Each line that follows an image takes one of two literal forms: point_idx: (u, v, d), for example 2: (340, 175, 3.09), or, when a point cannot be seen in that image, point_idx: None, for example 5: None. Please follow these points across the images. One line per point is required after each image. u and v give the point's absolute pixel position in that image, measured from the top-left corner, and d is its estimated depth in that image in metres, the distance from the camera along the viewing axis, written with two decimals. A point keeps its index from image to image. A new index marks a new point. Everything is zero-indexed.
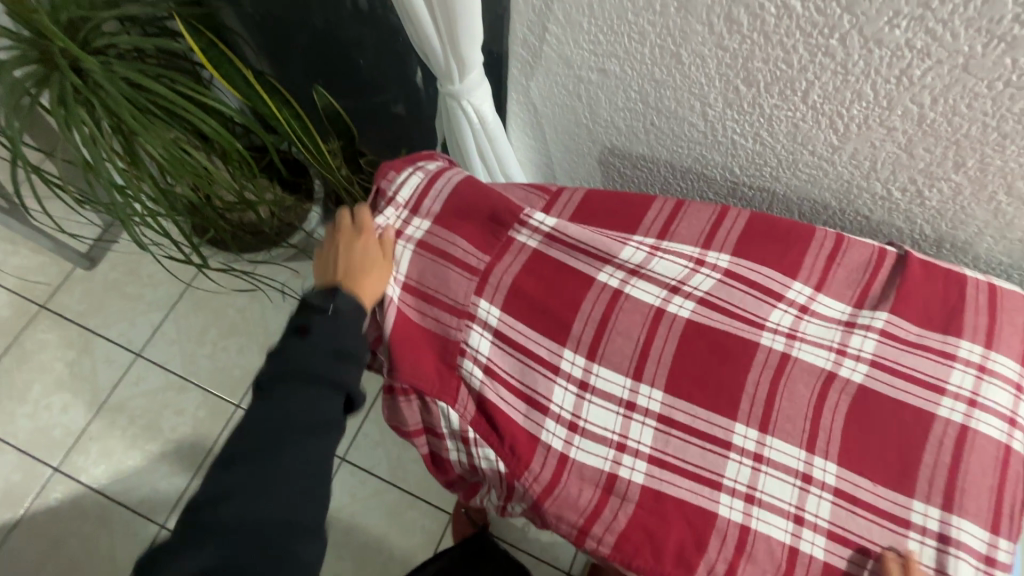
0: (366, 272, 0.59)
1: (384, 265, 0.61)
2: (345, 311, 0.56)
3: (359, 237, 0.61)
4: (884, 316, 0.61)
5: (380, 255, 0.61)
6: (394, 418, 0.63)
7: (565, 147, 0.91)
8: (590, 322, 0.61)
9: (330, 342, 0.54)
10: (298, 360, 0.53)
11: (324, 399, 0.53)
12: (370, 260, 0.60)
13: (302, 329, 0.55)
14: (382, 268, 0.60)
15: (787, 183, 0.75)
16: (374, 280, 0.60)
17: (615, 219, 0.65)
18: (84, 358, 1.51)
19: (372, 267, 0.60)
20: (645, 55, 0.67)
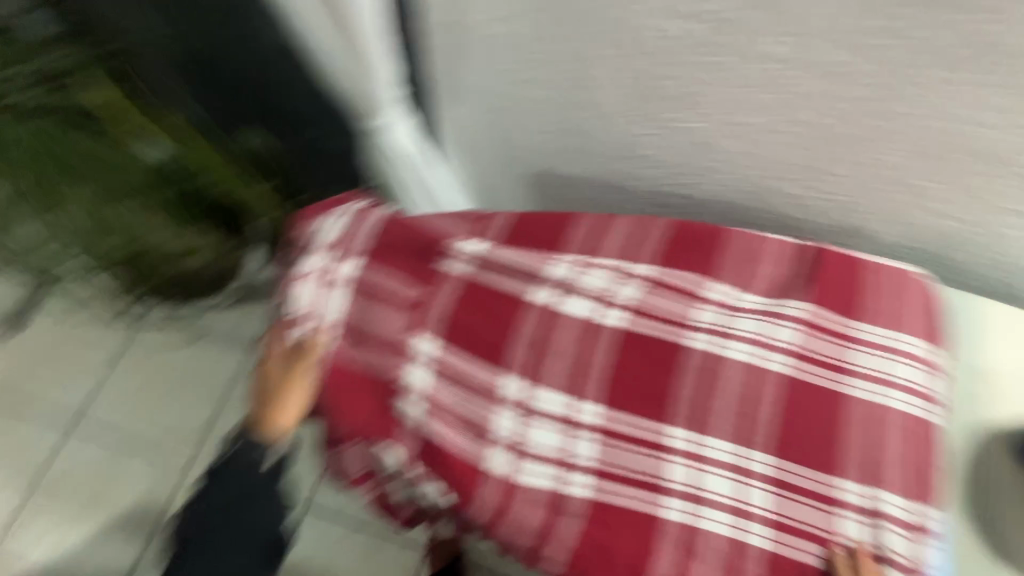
0: (279, 402, 0.64)
1: (295, 389, 0.64)
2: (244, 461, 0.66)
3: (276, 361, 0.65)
4: (802, 306, 0.65)
5: (291, 380, 0.63)
6: (341, 466, 0.65)
7: (499, 172, 0.94)
8: (528, 345, 0.62)
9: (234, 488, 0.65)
10: (217, 503, 0.66)
11: (244, 533, 0.66)
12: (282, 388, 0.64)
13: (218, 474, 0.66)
14: (293, 394, 0.64)
15: (707, 189, 0.80)
16: (289, 405, 0.64)
17: (544, 238, 0.67)
18: (16, 431, 1.41)
19: (284, 395, 0.64)
20: (562, 79, 0.71)
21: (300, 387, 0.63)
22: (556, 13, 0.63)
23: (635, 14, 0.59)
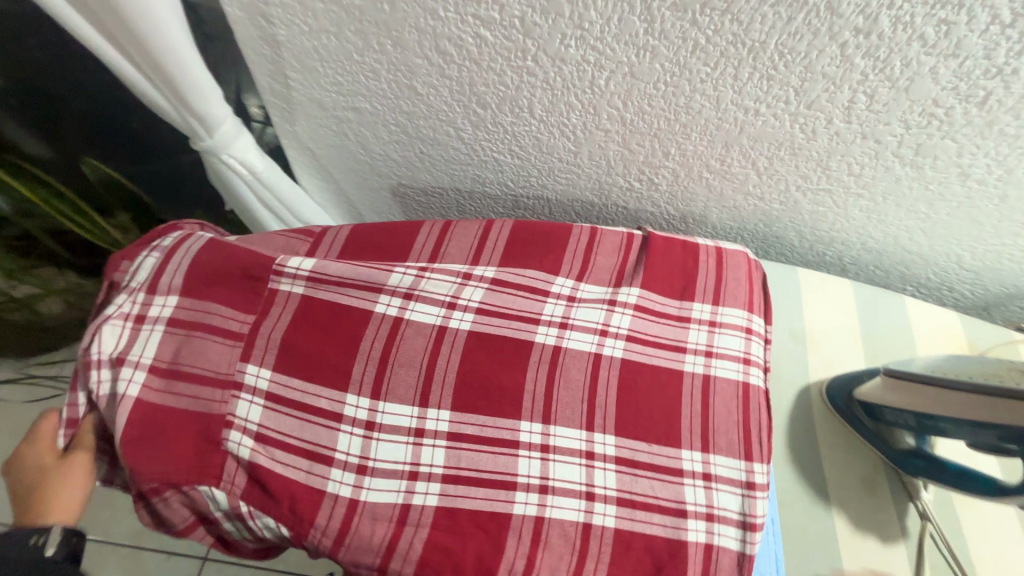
0: (49, 497, 0.56)
1: (71, 473, 0.58)
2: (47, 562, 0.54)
3: (40, 455, 0.59)
4: (636, 292, 0.70)
5: (64, 466, 0.58)
6: (160, 519, 0.58)
7: (357, 185, 0.92)
8: (371, 360, 0.61)
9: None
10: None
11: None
12: (54, 480, 0.57)
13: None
14: (69, 479, 0.58)
15: (554, 189, 0.83)
16: (60, 498, 0.57)
17: (385, 249, 0.67)
18: None
19: (56, 485, 0.57)
20: (386, 90, 0.70)
21: (77, 469, 0.58)
22: (361, 25, 0.61)
23: (435, 25, 0.59)
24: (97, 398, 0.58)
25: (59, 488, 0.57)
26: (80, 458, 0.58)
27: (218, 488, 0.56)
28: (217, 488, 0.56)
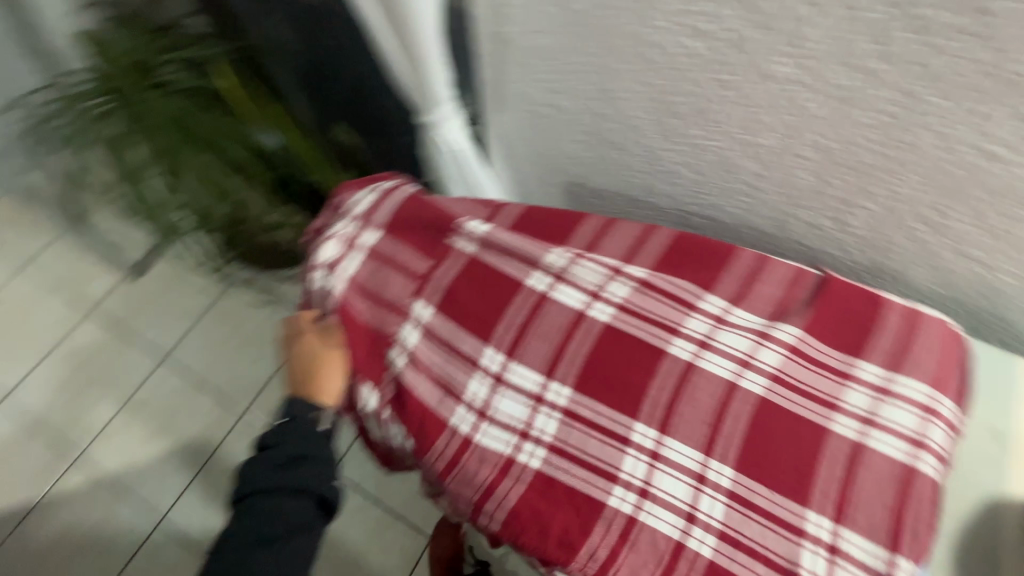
0: (317, 382, 0.66)
1: (333, 367, 0.67)
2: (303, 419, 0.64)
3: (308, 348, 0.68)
4: (794, 331, 0.65)
5: (327, 361, 0.67)
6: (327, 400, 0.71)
7: (536, 179, 1.00)
8: (513, 325, 0.67)
9: (290, 451, 0.61)
10: (265, 479, 0.60)
11: (298, 507, 0.59)
12: (321, 371, 0.66)
13: (267, 446, 0.62)
14: (332, 372, 0.67)
15: (729, 212, 0.80)
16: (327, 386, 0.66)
17: (550, 232, 0.72)
18: (119, 358, 1.73)
19: (323, 375, 0.66)
20: (588, 91, 0.76)
21: (336, 364, 0.67)
22: (582, 28, 0.68)
23: (648, 33, 0.64)
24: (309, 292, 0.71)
25: (328, 380, 0.66)
26: (338, 354, 0.68)
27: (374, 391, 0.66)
28: (375, 391, 0.66)
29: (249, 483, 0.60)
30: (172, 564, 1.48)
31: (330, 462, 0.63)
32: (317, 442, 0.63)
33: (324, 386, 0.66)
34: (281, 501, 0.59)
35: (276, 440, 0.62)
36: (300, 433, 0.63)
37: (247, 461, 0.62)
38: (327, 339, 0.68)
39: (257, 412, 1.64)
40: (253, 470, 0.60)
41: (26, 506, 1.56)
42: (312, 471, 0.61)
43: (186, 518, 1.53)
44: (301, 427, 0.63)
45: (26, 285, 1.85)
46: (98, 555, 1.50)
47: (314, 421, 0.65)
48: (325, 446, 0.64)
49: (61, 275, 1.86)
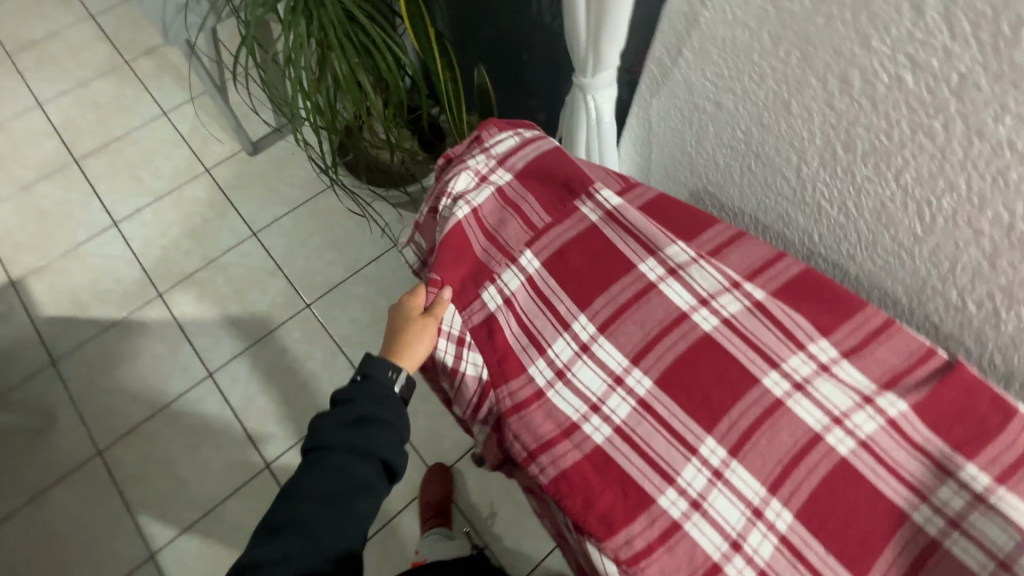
0: (405, 345, 0.65)
1: (420, 339, 0.65)
2: (378, 386, 0.66)
3: (410, 309, 0.67)
4: (901, 406, 0.61)
5: (416, 331, 0.65)
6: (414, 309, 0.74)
7: (664, 173, 0.98)
8: (612, 303, 0.66)
9: (361, 411, 0.65)
10: (334, 435, 0.64)
11: (360, 466, 0.64)
12: (405, 336, 0.65)
13: (343, 401, 0.66)
14: (417, 343, 0.65)
15: (861, 265, 0.76)
16: (411, 351, 0.65)
17: (677, 225, 0.71)
18: (217, 220, 1.87)
19: (410, 341, 0.65)
20: (759, 97, 0.72)
21: (424, 337, 0.65)
22: (785, 30, 0.63)
23: (858, 54, 0.58)
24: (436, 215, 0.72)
25: (408, 349, 0.65)
26: (431, 328, 0.65)
27: (457, 313, 0.67)
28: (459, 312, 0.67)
29: (323, 436, 0.65)
30: (212, 412, 1.61)
31: (397, 427, 0.67)
32: (386, 406, 0.66)
33: (403, 352, 0.65)
34: (344, 457, 0.64)
35: (351, 397, 0.66)
36: (372, 394, 0.66)
37: (325, 412, 0.67)
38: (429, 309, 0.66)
39: (320, 308, 1.75)
40: (327, 424, 0.65)
41: (107, 321, 1.74)
42: (376, 434, 0.65)
43: (233, 379, 1.65)
44: (373, 389, 0.66)
45: (160, 132, 2.02)
46: (151, 386, 1.65)
47: (391, 383, 0.67)
48: (395, 410, 0.67)
49: (193, 129, 2.02)
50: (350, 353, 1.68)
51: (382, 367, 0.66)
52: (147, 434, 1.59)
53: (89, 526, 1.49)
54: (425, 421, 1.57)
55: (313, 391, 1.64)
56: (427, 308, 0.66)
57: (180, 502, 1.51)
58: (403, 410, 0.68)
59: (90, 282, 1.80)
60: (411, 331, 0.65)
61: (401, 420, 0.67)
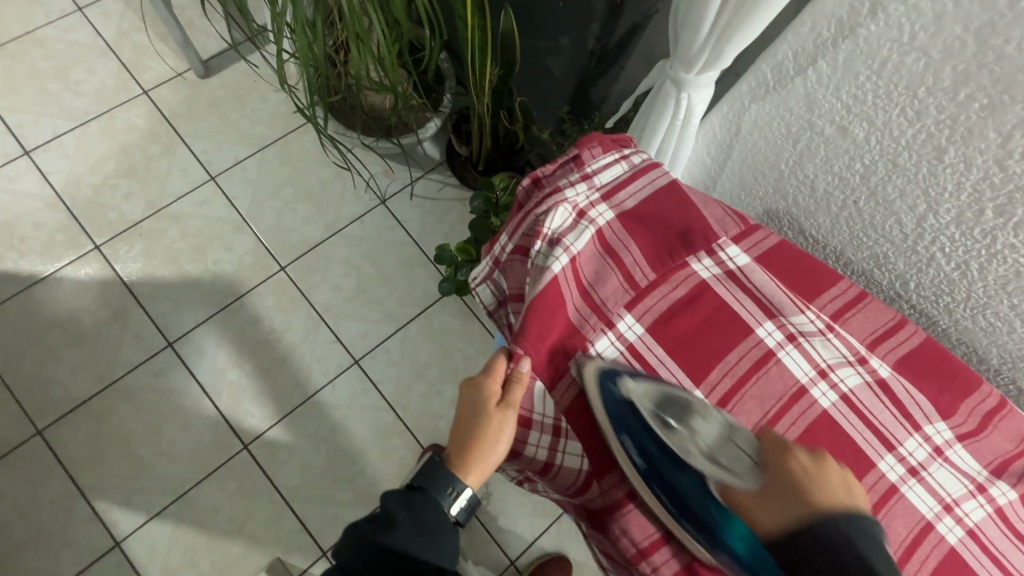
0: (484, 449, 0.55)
1: (498, 438, 0.55)
2: (428, 511, 0.56)
3: (483, 396, 0.55)
4: (1008, 494, 0.59)
5: (492, 429, 0.55)
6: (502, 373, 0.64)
7: (737, 183, 0.87)
8: (729, 375, 0.58)
9: (399, 538, 0.54)
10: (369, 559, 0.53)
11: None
12: (478, 435, 0.55)
13: (383, 519, 0.56)
14: (495, 443, 0.55)
15: (956, 321, 0.72)
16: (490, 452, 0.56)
17: (797, 282, 0.63)
18: (163, 158, 1.57)
19: (487, 444, 0.55)
20: (904, 135, 0.62)
21: (502, 435, 0.55)
22: (975, 71, 0.53)
23: None
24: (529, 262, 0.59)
25: (485, 453, 0.55)
26: (510, 423, 0.55)
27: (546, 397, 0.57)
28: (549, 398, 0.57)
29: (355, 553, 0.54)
30: (174, 387, 1.43)
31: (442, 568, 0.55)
32: (429, 538, 0.55)
33: (478, 454, 0.55)
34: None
35: (393, 517, 0.56)
36: (419, 518, 0.56)
37: (361, 528, 0.56)
38: (504, 398, 0.55)
39: (296, 271, 1.54)
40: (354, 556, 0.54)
41: (29, 277, 1.45)
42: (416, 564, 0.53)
43: (197, 351, 1.45)
44: (421, 513, 0.56)
45: (76, 37, 1.63)
46: (94, 358, 1.42)
47: (446, 502, 0.57)
48: (440, 542, 0.55)
49: (122, 36, 1.64)
50: (334, 324, 1.51)
51: (441, 480, 0.57)
52: (96, 411, 1.39)
53: (35, 513, 1.32)
54: (420, 398, 1.48)
55: (292, 366, 1.47)
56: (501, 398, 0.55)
57: (144, 487, 1.36)
58: (455, 537, 0.58)
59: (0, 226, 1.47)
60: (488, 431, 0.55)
61: (448, 556, 0.56)
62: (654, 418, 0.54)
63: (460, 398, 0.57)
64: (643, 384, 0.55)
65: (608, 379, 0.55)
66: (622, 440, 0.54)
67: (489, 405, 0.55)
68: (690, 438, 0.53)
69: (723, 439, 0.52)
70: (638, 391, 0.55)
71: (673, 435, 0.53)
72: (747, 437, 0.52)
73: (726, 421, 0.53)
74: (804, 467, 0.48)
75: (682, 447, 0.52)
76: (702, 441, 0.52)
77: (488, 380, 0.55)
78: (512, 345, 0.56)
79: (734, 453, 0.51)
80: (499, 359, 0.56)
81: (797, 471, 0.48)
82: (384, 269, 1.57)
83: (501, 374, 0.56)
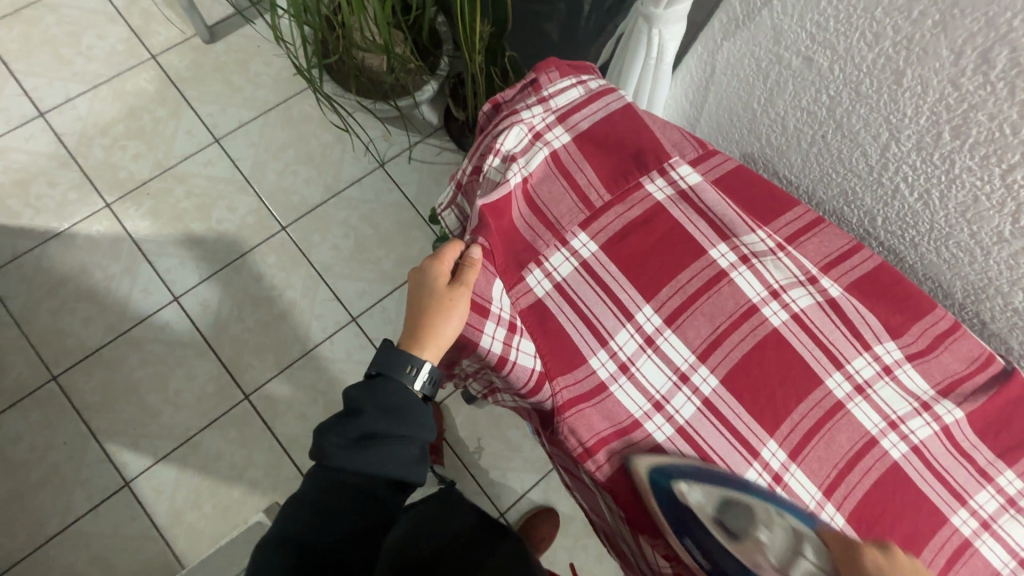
0: (434, 330, 0.57)
1: (450, 314, 0.56)
2: (393, 398, 0.59)
3: (432, 276, 0.58)
4: (955, 414, 0.61)
5: (442, 303, 0.56)
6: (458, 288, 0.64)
7: (713, 126, 0.88)
8: (680, 293, 0.61)
9: (366, 427, 0.57)
10: (341, 453, 0.57)
11: (381, 471, 0.57)
12: (427, 315, 0.57)
13: (349, 410, 0.59)
14: (447, 318, 0.56)
15: (921, 255, 0.72)
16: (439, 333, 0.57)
17: (749, 205, 0.66)
18: (170, 121, 1.62)
19: (436, 325, 0.56)
20: (865, 61, 0.63)
21: (455, 312, 0.56)
22: None
23: (1012, 29, 0.50)
24: (484, 176, 0.61)
25: (435, 327, 0.56)
26: (462, 299, 0.57)
27: (507, 295, 0.60)
28: (507, 295, 0.60)
29: (329, 452, 0.57)
30: (180, 339, 1.49)
31: (418, 440, 0.60)
32: (395, 420, 0.58)
33: (431, 334, 0.57)
34: (367, 460, 0.56)
35: (358, 406, 0.59)
36: (383, 401, 0.59)
37: (330, 424, 0.59)
38: (457, 277, 0.57)
39: (297, 232, 1.58)
40: (325, 447, 0.58)
41: (44, 232, 1.52)
42: (386, 453, 0.57)
43: (202, 306, 1.51)
44: (383, 396, 0.59)
45: (87, 3, 1.68)
46: (105, 310, 1.49)
47: (410, 381, 0.60)
48: (407, 420, 0.59)
49: (130, 2, 1.69)
50: (332, 284, 1.56)
51: (399, 364, 0.60)
52: (107, 361, 1.46)
53: (51, 453, 1.40)
54: None
55: (292, 323, 1.52)
56: (450, 280, 0.58)
57: (153, 432, 1.43)
58: (425, 411, 0.61)
59: (16, 183, 1.54)
60: (437, 311, 0.57)
61: (420, 429, 0.60)
62: (717, 525, 0.53)
63: (411, 288, 0.59)
64: (701, 488, 0.54)
65: (662, 480, 0.55)
66: (683, 542, 0.54)
67: (440, 287, 0.57)
68: (758, 549, 0.52)
69: (790, 552, 0.52)
70: (696, 494, 0.54)
71: (741, 546, 0.52)
72: (814, 544, 0.52)
73: (790, 527, 0.53)
74: (878, 563, 0.48)
75: (754, 562, 0.52)
76: (770, 553, 0.51)
77: (436, 266, 0.58)
78: (473, 235, 0.59)
79: (805, 566, 0.51)
80: (452, 247, 0.59)
81: (869, 565, 0.48)
82: (381, 230, 1.61)
83: (451, 259, 0.59)
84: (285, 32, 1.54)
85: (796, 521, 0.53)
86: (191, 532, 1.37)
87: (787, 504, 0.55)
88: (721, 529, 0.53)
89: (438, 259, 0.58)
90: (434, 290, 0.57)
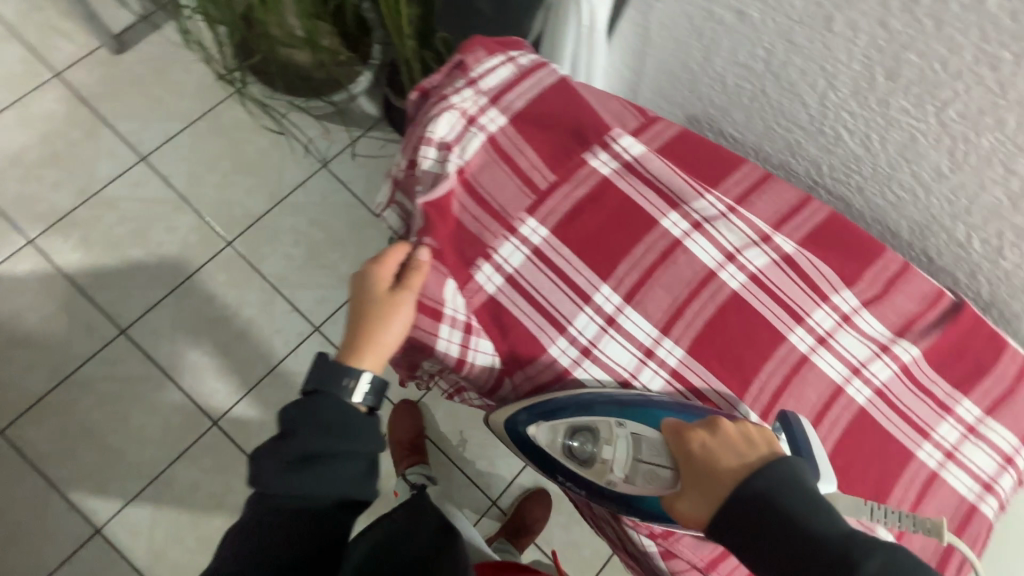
0: (376, 333, 0.55)
1: (393, 317, 0.55)
2: (330, 414, 0.55)
3: (375, 279, 0.56)
4: (913, 352, 0.62)
5: (383, 309, 0.55)
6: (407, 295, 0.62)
7: (655, 90, 0.86)
8: (637, 267, 0.59)
9: (305, 449, 0.54)
10: (280, 477, 0.54)
11: (326, 490, 0.55)
12: (370, 320, 0.55)
13: (284, 433, 0.55)
14: (389, 323, 0.55)
15: (866, 199, 0.73)
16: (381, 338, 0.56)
17: (696, 169, 0.65)
18: (88, 143, 1.50)
19: (379, 330, 0.55)
20: (796, 9, 0.60)
21: (399, 316, 0.55)
22: None
23: None
24: (420, 169, 0.60)
25: (376, 331, 0.55)
26: (407, 303, 0.56)
27: (459, 295, 0.59)
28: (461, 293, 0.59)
29: (266, 477, 0.54)
30: (134, 373, 1.41)
31: (364, 455, 0.57)
32: (336, 438, 0.55)
33: (373, 338, 0.56)
34: (308, 481, 0.54)
35: (293, 427, 0.55)
36: (319, 418, 0.55)
37: (266, 448, 0.56)
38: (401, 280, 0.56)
39: (244, 245, 1.51)
40: (261, 473, 0.54)
41: None
42: (329, 472, 0.55)
43: (153, 335, 1.43)
44: (319, 414, 0.55)
45: None
46: (46, 354, 1.40)
47: (348, 392, 0.56)
48: (352, 435, 0.56)
49: (21, 17, 1.54)
50: (289, 295, 1.49)
51: (336, 378, 0.56)
52: (57, 406, 1.37)
53: (11, 511, 1.32)
54: None
55: (253, 341, 1.46)
56: (394, 284, 0.56)
57: (118, 474, 1.36)
58: (371, 423, 0.58)
59: None
60: (380, 314, 0.56)
61: (366, 442, 0.57)
62: (569, 456, 0.58)
63: (353, 291, 0.58)
64: (546, 428, 0.58)
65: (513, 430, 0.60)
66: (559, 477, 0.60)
67: (384, 290, 0.56)
68: (605, 469, 0.56)
69: (632, 460, 0.55)
70: (544, 431, 0.58)
71: (590, 469, 0.57)
72: (652, 442, 0.55)
73: (631, 436, 0.56)
74: (703, 444, 0.51)
75: (608, 481, 0.56)
76: (616, 468, 0.56)
77: (379, 269, 0.56)
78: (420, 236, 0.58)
79: (649, 466, 0.54)
80: (399, 248, 0.57)
81: (697, 450, 0.51)
82: (334, 233, 1.54)
83: (395, 261, 0.57)
84: (198, 34, 1.43)
85: (640, 426, 0.55)
86: (175, 569, 1.33)
87: (634, 408, 0.56)
88: (572, 459, 0.58)
89: (380, 260, 0.57)
90: (378, 292, 0.56)
